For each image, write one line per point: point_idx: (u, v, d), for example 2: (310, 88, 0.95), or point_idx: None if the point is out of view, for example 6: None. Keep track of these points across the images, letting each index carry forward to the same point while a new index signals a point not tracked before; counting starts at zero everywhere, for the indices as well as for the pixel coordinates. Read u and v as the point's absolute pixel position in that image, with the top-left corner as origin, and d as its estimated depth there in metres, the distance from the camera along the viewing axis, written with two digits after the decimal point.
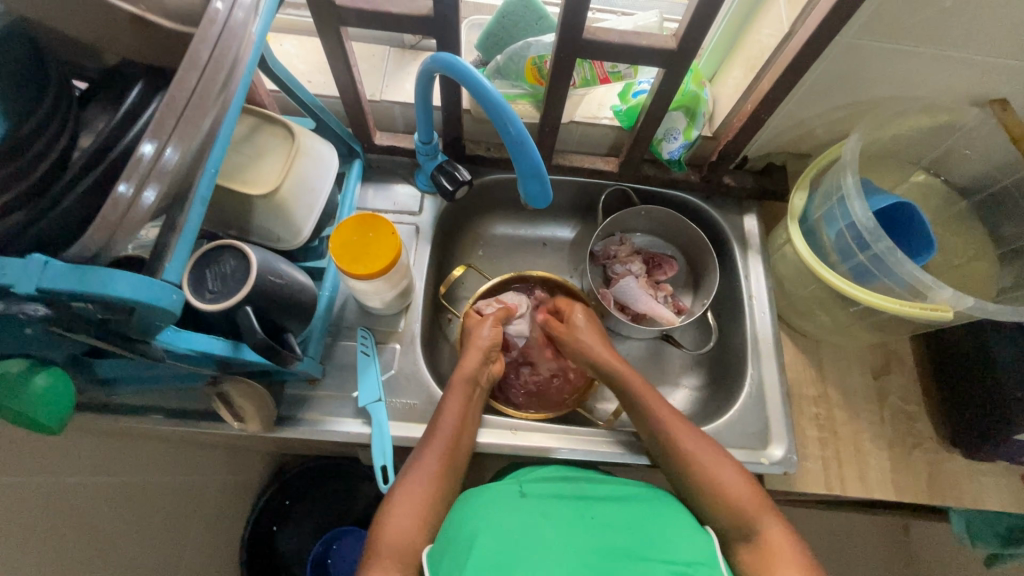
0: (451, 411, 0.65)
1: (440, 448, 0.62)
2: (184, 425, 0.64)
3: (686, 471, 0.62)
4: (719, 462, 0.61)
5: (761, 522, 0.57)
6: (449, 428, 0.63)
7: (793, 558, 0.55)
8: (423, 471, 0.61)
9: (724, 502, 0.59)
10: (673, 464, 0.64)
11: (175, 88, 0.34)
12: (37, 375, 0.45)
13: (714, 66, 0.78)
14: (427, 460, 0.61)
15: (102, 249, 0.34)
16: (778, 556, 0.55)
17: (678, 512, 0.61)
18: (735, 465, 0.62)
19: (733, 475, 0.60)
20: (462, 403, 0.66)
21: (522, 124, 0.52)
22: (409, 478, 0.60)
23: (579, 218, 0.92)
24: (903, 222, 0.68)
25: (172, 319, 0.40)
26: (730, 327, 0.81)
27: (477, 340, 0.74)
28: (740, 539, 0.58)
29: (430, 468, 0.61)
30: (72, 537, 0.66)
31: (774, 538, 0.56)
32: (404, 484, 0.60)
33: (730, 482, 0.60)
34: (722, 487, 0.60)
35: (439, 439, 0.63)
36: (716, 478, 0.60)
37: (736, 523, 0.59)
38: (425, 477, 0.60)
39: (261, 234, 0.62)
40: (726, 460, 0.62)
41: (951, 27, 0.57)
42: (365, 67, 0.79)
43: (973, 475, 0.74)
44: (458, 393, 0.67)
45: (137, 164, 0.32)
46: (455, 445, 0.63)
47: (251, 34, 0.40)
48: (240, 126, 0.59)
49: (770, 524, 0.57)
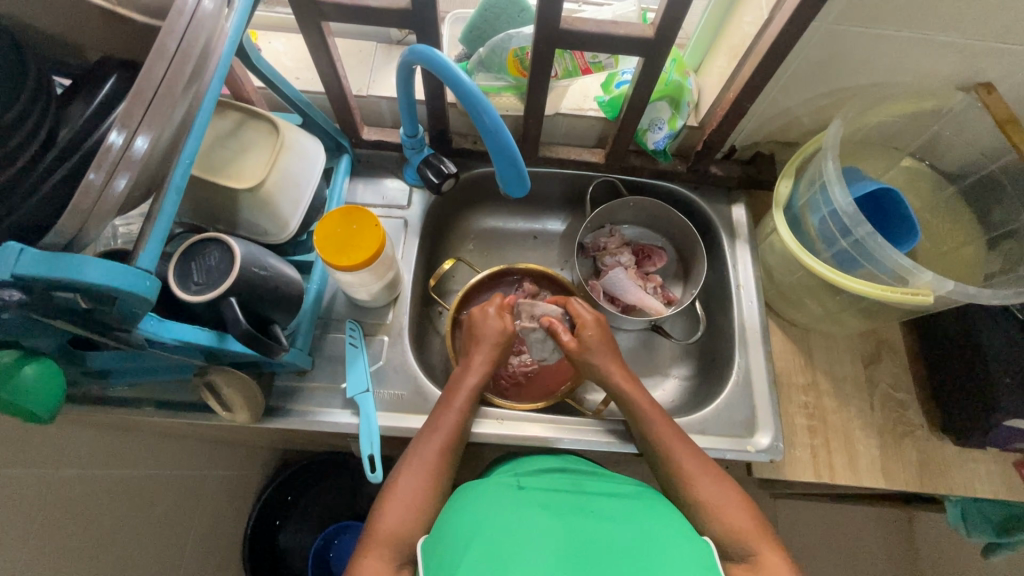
0: (458, 407, 0.66)
1: (438, 440, 0.64)
2: (177, 416, 0.65)
3: (681, 481, 0.62)
4: (694, 464, 0.63)
5: (755, 543, 0.56)
6: (450, 423, 0.65)
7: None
8: (423, 460, 0.62)
9: (709, 509, 0.59)
10: (646, 448, 0.67)
11: (143, 78, 0.34)
12: (27, 366, 0.47)
13: (699, 56, 0.78)
14: (424, 453, 0.63)
15: (76, 237, 0.35)
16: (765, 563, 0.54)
17: (674, 513, 0.59)
18: (732, 484, 0.61)
19: (720, 491, 0.60)
20: (474, 397, 0.68)
21: (497, 114, 0.53)
22: (408, 468, 0.62)
23: (569, 211, 0.93)
24: (886, 209, 0.67)
25: (151, 306, 0.41)
26: (719, 315, 0.81)
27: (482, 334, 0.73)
28: (731, 543, 0.57)
29: (427, 459, 0.62)
30: (70, 527, 0.67)
31: (767, 560, 0.54)
32: (404, 473, 0.61)
33: (713, 497, 0.60)
34: (715, 504, 0.59)
35: (439, 432, 0.64)
36: (696, 484, 0.61)
37: (721, 522, 0.58)
38: (423, 466, 0.62)
39: (248, 228, 0.63)
40: (705, 466, 0.62)
41: (929, 11, 0.57)
42: (351, 63, 0.80)
43: (965, 463, 0.73)
44: (467, 390, 0.68)
45: (107, 152, 0.33)
46: (454, 438, 0.65)
47: (223, 27, 0.41)
48: (225, 121, 0.60)
49: (759, 528, 0.57)
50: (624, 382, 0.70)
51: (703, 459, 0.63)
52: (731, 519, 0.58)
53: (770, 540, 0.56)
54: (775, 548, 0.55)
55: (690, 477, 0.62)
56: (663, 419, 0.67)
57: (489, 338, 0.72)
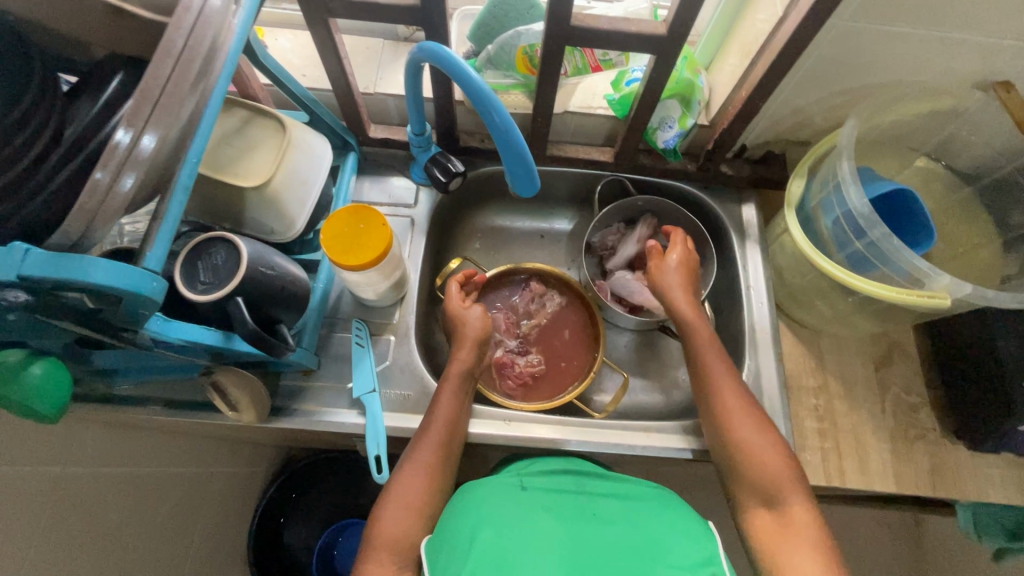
0: (448, 403, 0.65)
1: (435, 437, 0.62)
2: (182, 415, 0.65)
3: (726, 426, 0.61)
4: (742, 406, 0.62)
5: (786, 493, 0.56)
6: (445, 420, 0.63)
7: (812, 547, 0.53)
8: (420, 461, 0.61)
9: (748, 461, 0.59)
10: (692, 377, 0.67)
11: (150, 77, 0.34)
12: (33, 365, 0.46)
13: (710, 54, 0.77)
14: (423, 451, 0.61)
15: (82, 238, 0.34)
16: (798, 532, 0.54)
17: (682, 517, 0.59)
18: (771, 430, 0.61)
19: (766, 443, 0.59)
20: (462, 390, 0.66)
21: (507, 113, 0.52)
22: (407, 469, 0.61)
23: (577, 210, 0.92)
24: (901, 209, 0.66)
25: (157, 307, 0.40)
26: (728, 316, 0.80)
27: (462, 324, 0.71)
28: (768, 509, 0.57)
29: (425, 459, 0.61)
30: (76, 526, 0.67)
31: (796, 513, 0.55)
32: (404, 475, 0.60)
33: (753, 440, 0.60)
34: (754, 453, 0.59)
35: (434, 431, 0.62)
36: (739, 426, 0.61)
37: (756, 481, 0.58)
38: (422, 466, 0.61)
39: (254, 227, 0.62)
40: (750, 411, 0.62)
41: (947, 8, 0.56)
42: (358, 60, 0.79)
43: (977, 468, 0.72)
44: (455, 381, 0.66)
45: (114, 151, 0.33)
46: (448, 434, 0.63)
47: (231, 25, 0.41)
48: (232, 119, 0.60)
49: (790, 491, 0.57)
50: (687, 305, 0.69)
51: (748, 400, 0.63)
52: (765, 468, 0.58)
53: (802, 494, 0.57)
54: (805, 501, 0.56)
55: (735, 420, 0.61)
56: (716, 356, 0.66)
57: (472, 326, 0.71)
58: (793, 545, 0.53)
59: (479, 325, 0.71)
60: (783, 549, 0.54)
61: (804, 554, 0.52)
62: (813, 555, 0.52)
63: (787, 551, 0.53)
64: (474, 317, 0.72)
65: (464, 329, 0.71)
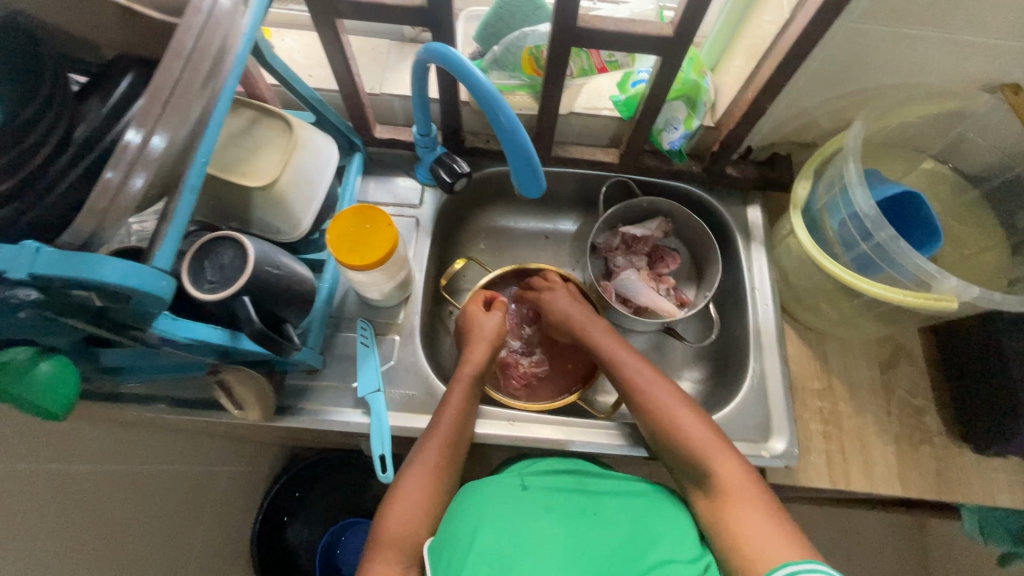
0: (456, 404, 0.64)
1: (441, 437, 0.62)
2: (189, 414, 0.66)
3: (644, 410, 0.64)
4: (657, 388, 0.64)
5: (713, 457, 0.58)
6: (451, 420, 0.63)
7: (755, 503, 0.54)
8: (425, 461, 0.61)
9: (671, 436, 0.61)
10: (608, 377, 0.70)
11: (160, 76, 0.34)
12: (42, 362, 0.47)
13: (716, 55, 0.77)
14: (429, 451, 0.61)
15: (92, 237, 0.34)
16: (732, 492, 0.56)
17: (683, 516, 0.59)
18: (690, 405, 0.63)
19: (685, 417, 0.62)
20: (471, 391, 0.66)
21: (514, 114, 0.52)
22: (412, 469, 0.61)
23: (582, 211, 0.92)
24: (910, 211, 0.66)
25: (165, 306, 0.40)
26: (733, 319, 0.80)
27: (478, 331, 0.73)
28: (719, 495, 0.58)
29: (431, 459, 0.61)
30: (82, 523, 0.68)
31: (726, 473, 0.57)
32: (408, 475, 0.60)
33: (670, 416, 0.62)
34: (673, 427, 0.61)
35: (440, 431, 0.62)
36: (654, 406, 0.63)
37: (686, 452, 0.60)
38: (427, 467, 0.60)
39: (261, 226, 0.63)
40: (665, 390, 0.64)
41: (955, 10, 0.55)
42: (364, 61, 0.79)
43: (984, 472, 0.72)
44: (465, 382, 0.67)
45: (124, 151, 0.33)
46: (454, 435, 0.62)
47: (239, 25, 0.41)
48: (238, 119, 0.60)
49: (720, 456, 0.58)
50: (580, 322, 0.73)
51: (664, 382, 0.65)
52: (687, 439, 0.60)
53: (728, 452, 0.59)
54: (733, 459, 0.58)
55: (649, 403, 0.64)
56: (623, 352, 0.69)
57: (487, 333, 0.73)
58: (739, 504, 0.55)
59: (495, 332, 0.73)
60: (726, 513, 0.55)
61: (744, 510, 0.54)
62: (756, 511, 0.54)
63: (729, 514, 0.55)
64: (492, 323, 0.74)
65: (479, 334, 0.72)
